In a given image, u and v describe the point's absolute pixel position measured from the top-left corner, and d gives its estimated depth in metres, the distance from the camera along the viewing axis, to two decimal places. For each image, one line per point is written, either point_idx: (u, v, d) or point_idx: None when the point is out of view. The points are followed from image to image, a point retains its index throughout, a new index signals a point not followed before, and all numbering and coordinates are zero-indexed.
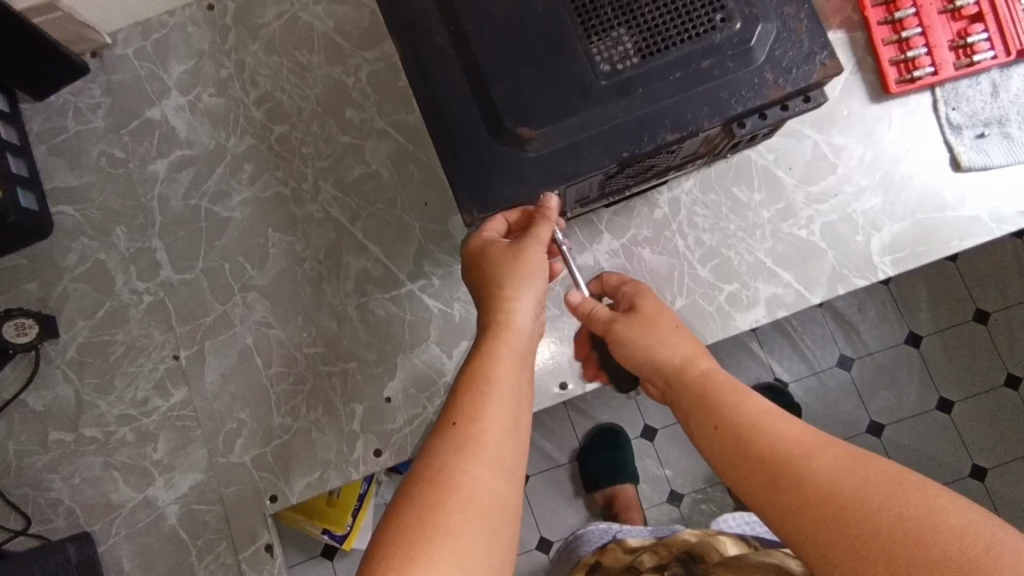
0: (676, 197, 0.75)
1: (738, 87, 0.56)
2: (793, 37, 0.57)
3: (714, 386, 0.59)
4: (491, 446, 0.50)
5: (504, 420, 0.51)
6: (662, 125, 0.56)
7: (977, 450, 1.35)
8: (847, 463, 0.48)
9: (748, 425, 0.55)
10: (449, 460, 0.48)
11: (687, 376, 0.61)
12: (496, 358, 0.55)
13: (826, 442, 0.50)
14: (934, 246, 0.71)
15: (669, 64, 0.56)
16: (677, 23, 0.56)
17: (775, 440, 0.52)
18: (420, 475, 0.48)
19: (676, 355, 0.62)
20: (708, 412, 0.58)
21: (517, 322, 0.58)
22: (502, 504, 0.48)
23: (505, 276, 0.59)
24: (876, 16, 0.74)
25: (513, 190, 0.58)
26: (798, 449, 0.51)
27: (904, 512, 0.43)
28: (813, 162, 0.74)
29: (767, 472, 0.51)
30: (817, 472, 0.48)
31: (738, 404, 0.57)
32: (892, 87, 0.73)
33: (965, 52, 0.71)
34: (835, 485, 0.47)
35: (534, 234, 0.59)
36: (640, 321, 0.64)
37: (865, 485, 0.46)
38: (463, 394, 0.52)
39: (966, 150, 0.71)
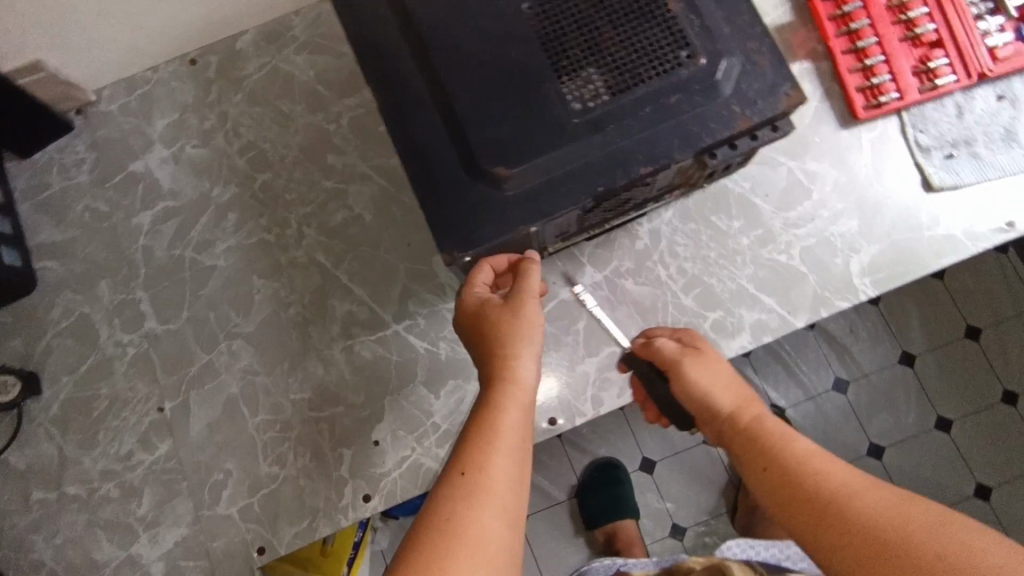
0: (656, 228, 0.76)
1: (706, 120, 0.57)
2: (757, 69, 0.58)
3: (761, 427, 0.60)
4: (499, 494, 0.50)
5: (512, 472, 0.52)
6: (634, 159, 0.57)
7: (980, 469, 1.34)
8: (892, 503, 0.49)
9: (795, 466, 0.55)
10: (458, 507, 0.49)
11: (739, 420, 0.62)
12: (503, 408, 0.56)
13: (869, 483, 0.51)
14: (913, 265, 0.72)
15: (638, 100, 0.57)
16: (644, 61, 0.58)
17: (820, 479, 0.53)
18: (428, 525, 0.48)
19: (726, 402, 0.63)
20: (758, 455, 0.58)
21: (519, 377, 0.59)
22: (506, 554, 0.48)
23: (507, 329, 0.60)
24: (840, 46, 0.76)
25: (490, 229, 0.58)
26: (843, 489, 0.52)
27: (943, 551, 0.44)
28: (788, 188, 0.76)
29: (810, 509, 0.52)
30: (862, 510, 0.49)
31: (787, 445, 0.58)
32: (860, 113, 0.74)
33: (928, 77, 0.73)
34: (879, 523, 0.48)
35: (524, 285, 0.61)
36: (708, 361, 0.65)
37: (907, 525, 0.47)
38: (473, 444, 0.53)
39: (936, 170, 0.73)
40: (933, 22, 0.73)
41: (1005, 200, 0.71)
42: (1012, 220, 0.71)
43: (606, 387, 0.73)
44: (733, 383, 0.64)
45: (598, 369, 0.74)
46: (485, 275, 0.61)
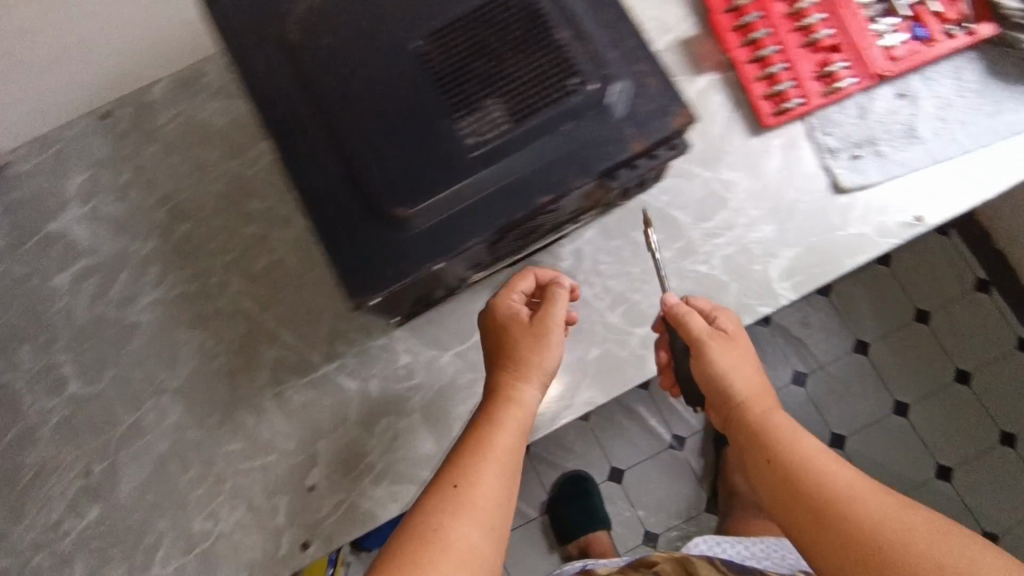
0: (579, 248, 0.77)
1: (601, 144, 0.58)
2: (648, 91, 0.59)
3: (771, 423, 0.63)
4: (485, 509, 0.56)
5: (497, 488, 0.58)
6: (532, 189, 0.57)
7: (939, 450, 1.37)
8: (896, 512, 0.53)
9: (802, 463, 0.59)
10: (445, 520, 0.55)
11: (752, 411, 0.65)
12: (500, 426, 0.62)
13: (873, 488, 0.56)
14: (829, 266, 0.73)
15: (532, 130, 0.58)
16: (535, 91, 0.58)
17: (827, 484, 0.57)
18: (418, 531, 0.54)
19: (745, 390, 0.65)
20: (762, 447, 0.62)
21: (521, 397, 0.64)
22: (478, 560, 0.54)
23: (522, 348, 0.65)
24: (744, 55, 0.77)
25: (393, 270, 0.57)
26: (847, 491, 0.56)
27: (944, 562, 0.49)
28: (704, 199, 0.76)
29: (814, 512, 0.56)
30: (868, 517, 0.53)
31: (794, 442, 0.61)
32: (768, 120, 0.75)
33: (830, 81, 0.75)
34: (883, 528, 0.52)
35: (549, 311, 0.66)
36: (735, 349, 0.67)
37: (909, 532, 0.52)
38: (469, 457, 0.59)
39: (843, 171, 0.74)
40: (830, 28, 0.75)
41: (912, 196, 0.73)
42: (919, 215, 0.73)
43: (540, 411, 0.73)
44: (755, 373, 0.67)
45: None
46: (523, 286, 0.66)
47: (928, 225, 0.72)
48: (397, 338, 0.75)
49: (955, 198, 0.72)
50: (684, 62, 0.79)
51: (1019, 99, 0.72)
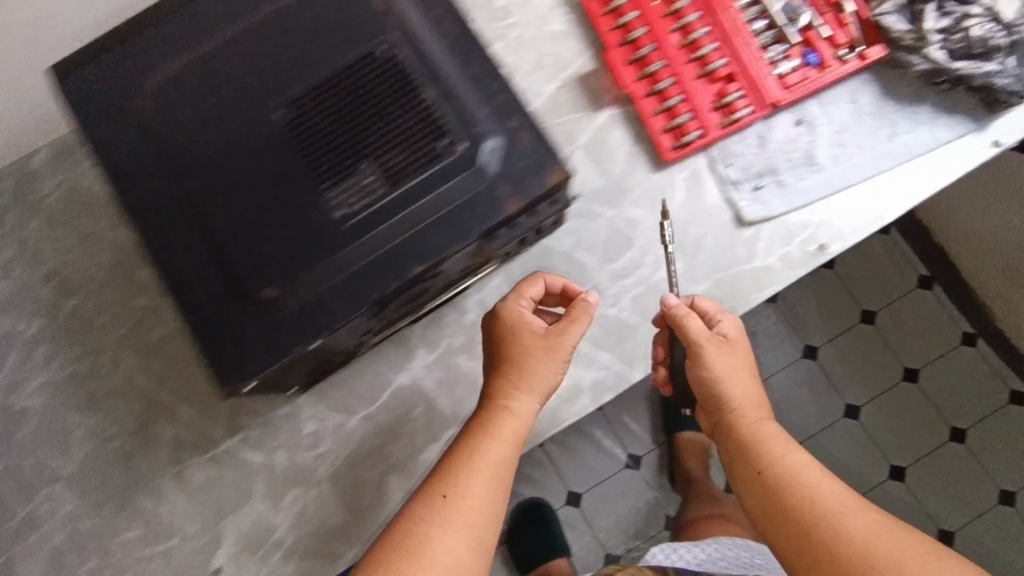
0: (484, 299, 0.75)
1: (475, 207, 0.56)
2: (519, 149, 0.56)
3: (764, 432, 0.63)
4: (472, 523, 0.56)
5: (488, 499, 0.58)
6: (406, 260, 0.55)
7: (891, 451, 1.37)
8: (880, 529, 0.54)
9: (792, 476, 0.59)
10: (433, 533, 0.55)
11: (744, 420, 0.64)
12: (492, 437, 0.61)
13: (862, 506, 0.56)
14: (737, 301, 0.72)
15: (403, 197, 0.56)
16: (403, 155, 0.56)
17: (815, 497, 0.57)
18: (408, 540, 0.55)
19: (740, 396, 0.65)
20: (754, 458, 0.62)
21: (516, 406, 0.62)
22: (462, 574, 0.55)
23: (526, 360, 0.63)
24: (642, 89, 0.75)
25: (263, 356, 0.54)
26: (837, 508, 0.56)
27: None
28: (609, 240, 0.75)
29: (798, 527, 0.56)
30: (854, 533, 0.54)
31: (785, 455, 0.61)
32: (669, 154, 0.73)
33: (727, 112, 0.74)
34: (871, 547, 0.53)
35: (563, 330, 0.63)
36: (734, 354, 0.66)
37: (897, 553, 0.52)
38: (461, 464, 0.59)
39: (747, 203, 0.73)
40: (723, 58, 0.73)
41: (815, 224, 0.72)
42: (823, 243, 0.72)
43: None
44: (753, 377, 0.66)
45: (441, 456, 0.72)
46: (528, 295, 0.64)
47: (833, 252, 0.71)
48: (300, 406, 0.73)
49: (859, 223, 0.71)
50: (582, 99, 0.77)
51: (915, 120, 0.71)
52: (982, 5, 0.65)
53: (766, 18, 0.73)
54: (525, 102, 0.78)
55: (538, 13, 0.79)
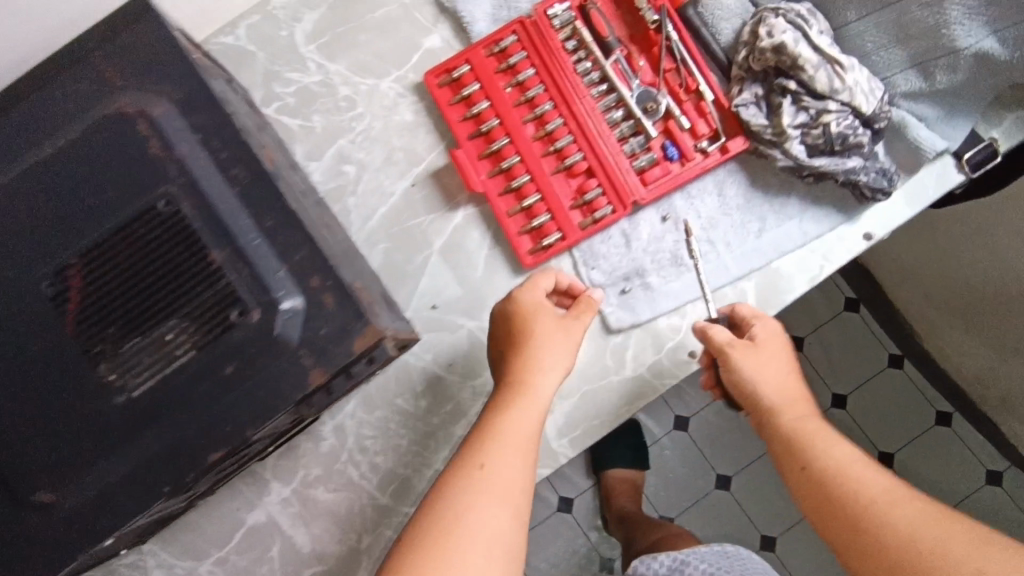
0: (341, 424, 0.70)
1: (275, 381, 0.50)
2: (323, 311, 0.51)
3: (806, 420, 0.57)
4: (503, 491, 0.50)
5: (522, 467, 0.52)
6: (200, 446, 0.50)
7: None
8: (933, 517, 0.46)
9: (835, 469, 0.52)
10: (464, 501, 0.49)
11: (788, 410, 0.58)
12: (520, 408, 0.56)
13: (909, 495, 0.49)
14: (608, 415, 0.68)
15: (192, 376, 0.50)
16: (192, 327, 0.50)
17: (860, 488, 0.50)
18: (432, 525, 0.47)
19: (782, 385, 0.60)
20: (795, 450, 0.55)
21: (540, 380, 0.58)
22: (498, 541, 0.47)
23: (547, 337, 0.60)
24: (497, 186, 0.69)
25: (41, 565, 0.49)
26: (883, 499, 0.49)
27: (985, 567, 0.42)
28: (471, 354, 0.70)
29: (845, 517, 0.50)
30: (903, 519, 0.47)
31: (827, 446, 0.54)
32: (528, 259, 0.68)
33: (588, 209, 0.68)
34: (917, 536, 0.45)
35: (580, 311, 0.63)
36: (769, 344, 0.61)
37: (943, 541, 0.44)
38: (489, 437, 0.53)
39: (612, 309, 0.68)
40: (580, 151, 0.67)
41: (685, 330, 0.68)
42: (694, 350, 0.68)
43: None
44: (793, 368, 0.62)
45: None
46: (546, 282, 0.62)
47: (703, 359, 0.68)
48: (147, 553, 0.68)
49: None
50: (437, 197, 0.71)
51: (783, 214, 0.67)
52: (839, 101, 0.60)
53: (623, 106, 0.67)
54: (376, 203, 0.71)
55: (386, 102, 0.72)
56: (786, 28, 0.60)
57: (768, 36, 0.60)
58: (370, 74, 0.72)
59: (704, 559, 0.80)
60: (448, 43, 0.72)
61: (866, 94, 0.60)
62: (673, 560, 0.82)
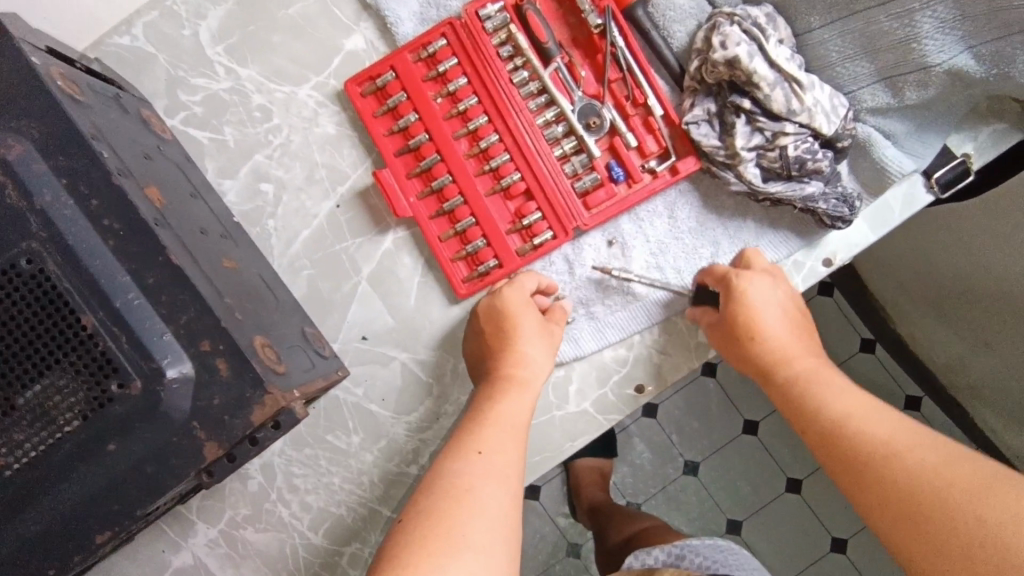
0: (268, 461, 0.66)
1: (166, 455, 0.47)
2: (217, 379, 0.46)
3: (812, 370, 0.52)
4: (499, 478, 0.47)
5: (516, 457, 0.49)
6: (88, 522, 0.47)
7: (788, 462, 1.13)
8: (939, 463, 0.41)
9: (838, 418, 0.48)
10: (470, 481, 0.46)
11: (791, 362, 0.53)
12: (508, 401, 0.53)
13: (915, 440, 0.44)
14: (549, 453, 0.62)
15: (71, 453, 0.46)
16: (68, 399, 0.46)
17: (862, 436, 0.46)
18: (432, 505, 0.44)
19: (784, 336, 0.55)
20: (796, 403, 0.51)
21: (525, 376, 0.55)
22: (507, 522, 0.44)
23: (532, 330, 0.58)
24: (428, 208, 0.64)
25: None
26: (889, 444, 0.44)
27: (987, 516, 0.38)
28: (405, 387, 0.65)
29: (848, 464, 0.46)
30: (909, 465, 0.42)
31: (830, 395, 0.50)
32: (461, 288, 0.63)
33: (528, 234, 0.63)
34: (922, 482, 0.41)
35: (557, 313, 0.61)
36: (769, 288, 0.57)
37: (947, 486, 0.40)
38: (484, 425, 0.51)
39: None
40: (518, 171, 0.63)
41: (632, 363, 0.63)
42: (641, 385, 0.62)
43: None
44: (797, 315, 0.57)
45: None
46: (530, 282, 0.60)
47: (651, 395, 0.63)
48: None
49: (678, 361, 0.63)
50: (363, 220, 0.65)
51: (739, 238, 0.62)
52: (797, 122, 0.56)
53: (564, 121, 0.63)
54: (298, 226, 0.65)
55: (305, 112, 0.66)
56: (741, 40, 0.55)
57: (721, 47, 0.55)
58: (285, 81, 0.65)
59: (697, 552, 0.71)
60: (372, 46, 0.66)
61: (828, 114, 0.55)
62: (668, 554, 0.74)
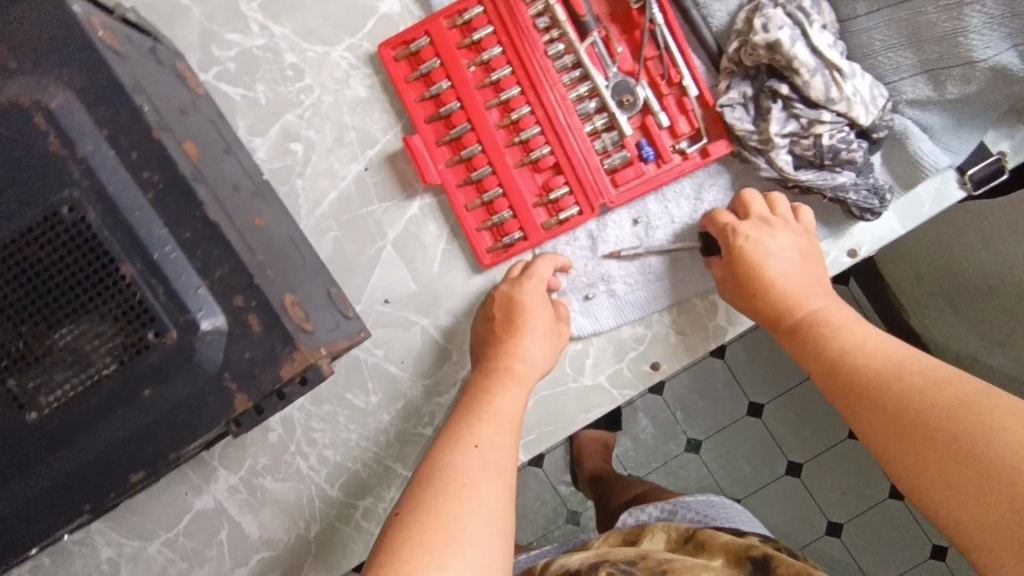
0: (289, 416, 0.68)
1: (197, 404, 0.48)
2: (249, 334, 0.48)
3: (818, 314, 0.54)
4: (494, 466, 0.49)
5: (511, 450, 0.52)
6: (121, 463, 0.49)
7: (790, 446, 1.14)
8: (925, 388, 0.44)
9: (839, 356, 0.50)
10: (465, 472, 0.48)
11: (795, 307, 0.55)
12: (505, 398, 0.55)
13: (909, 368, 0.46)
14: (562, 423, 0.64)
15: (106, 397, 0.48)
16: (105, 345, 0.48)
17: (859, 369, 0.48)
18: (430, 494, 0.47)
19: (789, 282, 0.56)
20: (804, 345, 0.54)
21: (523, 373, 0.57)
22: (501, 510, 0.47)
23: (536, 327, 0.59)
24: (456, 177, 0.65)
25: None
26: (885, 371, 0.47)
27: (962, 431, 0.40)
28: (424, 351, 0.67)
29: (849, 395, 0.48)
30: (898, 392, 0.45)
31: (834, 333, 0.52)
32: (484, 257, 0.64)
33: (554, 208, 0.64)
34: (910, 403, 0.44)
35: (560, 311, 0.63)
36: (773, 236, 0.57)
37: (931, 404, 0.43)
38: (482, 420, 0.53)
39: (573, 315, 0.64)
40: (548, 145, 0.63)
41: (649, 340, 0.64)
42: (657, 362, 0.64)
43: None
44: (808, 258, 0.58)
45: None
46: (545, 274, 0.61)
47: (666, 372, 0.64)
48: (96, 531, 0.68)
49: (694, 341, 0.64)
50: (390, 184, 0.66)
51: None
52: (835, 111, 0.55)
53: (597, 97, 0.63)
54: (325, 187, 0.66)
55: (337, 73, 0.66)
56: (784, 24, 0.54)
57: (763, 30, 0.55)
58: (318, 41, 0.65)
59: (691, 507, 0.75)
60: (407, 9, 0.65)
61: (866, 105, 0.55)
62: (662, 511, 0.77)
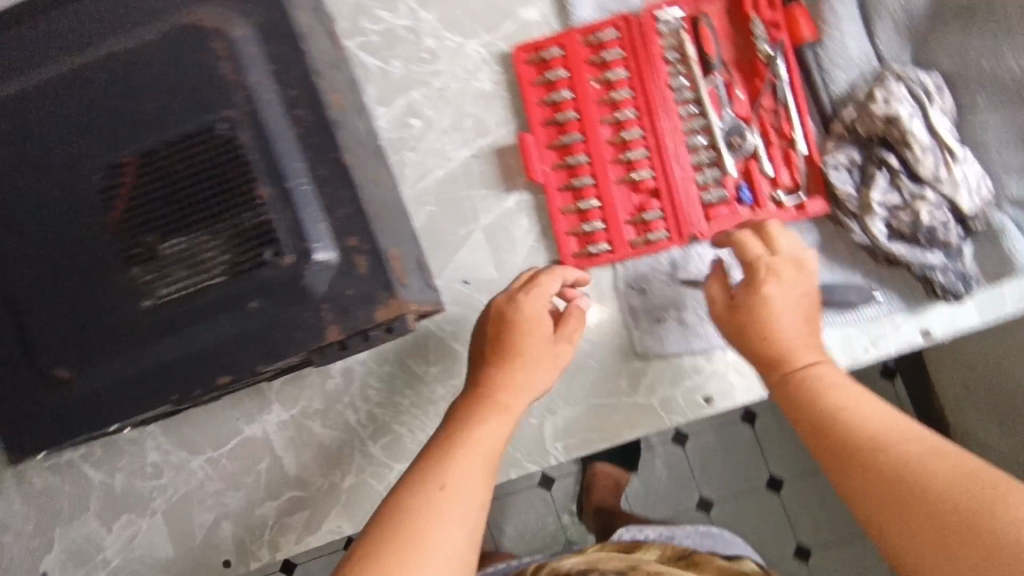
0: (349, 368, 0.71)
1: (292, 327, 0.52)
2: (354, 274, 0.52)
3: (812, 373, 0.53)
4: (456, 511, 0.50)
5: (477, 490, 0.53)
6: (210, 366, 0.53)
7: (807, 525, 1.12)
8: (924, 457, 0.44)
9: (831, 414, 0.50)
10: (423, 519, 0.49)
11: (791, 359, 0.55)
12: (480, 434, 0.55)
13: (906, 434, 0.46)
14: (607, 434, 0.66)
15: (214, 301, 0.52)
16: (225, 254, 0.52)
17: (852, 431, 0.48)
18: (392, 532, 0.49)
19: (793, 333, 0.56)
20: (795, 397, 0.53)
21: (511, 407, 0.58)
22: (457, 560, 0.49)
23: (530, 358, 0.59)
24: (557, 180, 0.68)
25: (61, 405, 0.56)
26: (882, 435, 0.47)
27: (963, 503, 0.40)
28: None
29: (840, 454, 0.48)
30: (893, 459, 0.45)
31: (824, 392, 0.52)
32: (567, 260, 0.67)
33: (643, 228, 0.67)
34: (908, 470, 0.44)
35: (564, 330, 0.62)
36: (787, 283, 0.57)
37: (931, 474, 0.43)
38: (454, 458, 0.53)
39: (640, 334, 0.66)
40: (651, 168, 0.66)
41: (708, 374, 0.66)
42: (710, 396, 0.65)
43: (284, 531, 0.71)
44: (812, 310, 0.58)
45: (276, 514, 0.71)
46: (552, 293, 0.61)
47: (717, 408, 0.65)
48: (148, 434, 0.72)
49: (752, 384, 0.65)
50: (494, 175, 0.70)
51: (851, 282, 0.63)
52: (939, 191, 0.58)
53: (708, 134, 0.66)
54: (433, 165, 0.70)
55: (468, 64, 0.70)
56: (905, 99, 0.59)
57: (885, 102, 0.59)
58: (458, 32, 0.70)
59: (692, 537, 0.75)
60: (546, 20, 0.70)
61: (971, 192, 0.58)
62: (660, 532, 0.77)
